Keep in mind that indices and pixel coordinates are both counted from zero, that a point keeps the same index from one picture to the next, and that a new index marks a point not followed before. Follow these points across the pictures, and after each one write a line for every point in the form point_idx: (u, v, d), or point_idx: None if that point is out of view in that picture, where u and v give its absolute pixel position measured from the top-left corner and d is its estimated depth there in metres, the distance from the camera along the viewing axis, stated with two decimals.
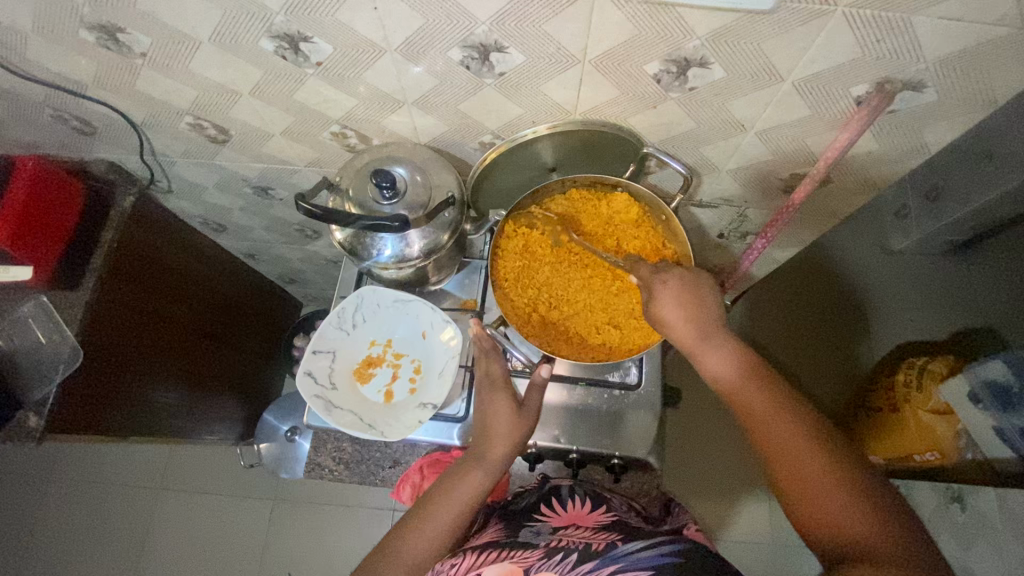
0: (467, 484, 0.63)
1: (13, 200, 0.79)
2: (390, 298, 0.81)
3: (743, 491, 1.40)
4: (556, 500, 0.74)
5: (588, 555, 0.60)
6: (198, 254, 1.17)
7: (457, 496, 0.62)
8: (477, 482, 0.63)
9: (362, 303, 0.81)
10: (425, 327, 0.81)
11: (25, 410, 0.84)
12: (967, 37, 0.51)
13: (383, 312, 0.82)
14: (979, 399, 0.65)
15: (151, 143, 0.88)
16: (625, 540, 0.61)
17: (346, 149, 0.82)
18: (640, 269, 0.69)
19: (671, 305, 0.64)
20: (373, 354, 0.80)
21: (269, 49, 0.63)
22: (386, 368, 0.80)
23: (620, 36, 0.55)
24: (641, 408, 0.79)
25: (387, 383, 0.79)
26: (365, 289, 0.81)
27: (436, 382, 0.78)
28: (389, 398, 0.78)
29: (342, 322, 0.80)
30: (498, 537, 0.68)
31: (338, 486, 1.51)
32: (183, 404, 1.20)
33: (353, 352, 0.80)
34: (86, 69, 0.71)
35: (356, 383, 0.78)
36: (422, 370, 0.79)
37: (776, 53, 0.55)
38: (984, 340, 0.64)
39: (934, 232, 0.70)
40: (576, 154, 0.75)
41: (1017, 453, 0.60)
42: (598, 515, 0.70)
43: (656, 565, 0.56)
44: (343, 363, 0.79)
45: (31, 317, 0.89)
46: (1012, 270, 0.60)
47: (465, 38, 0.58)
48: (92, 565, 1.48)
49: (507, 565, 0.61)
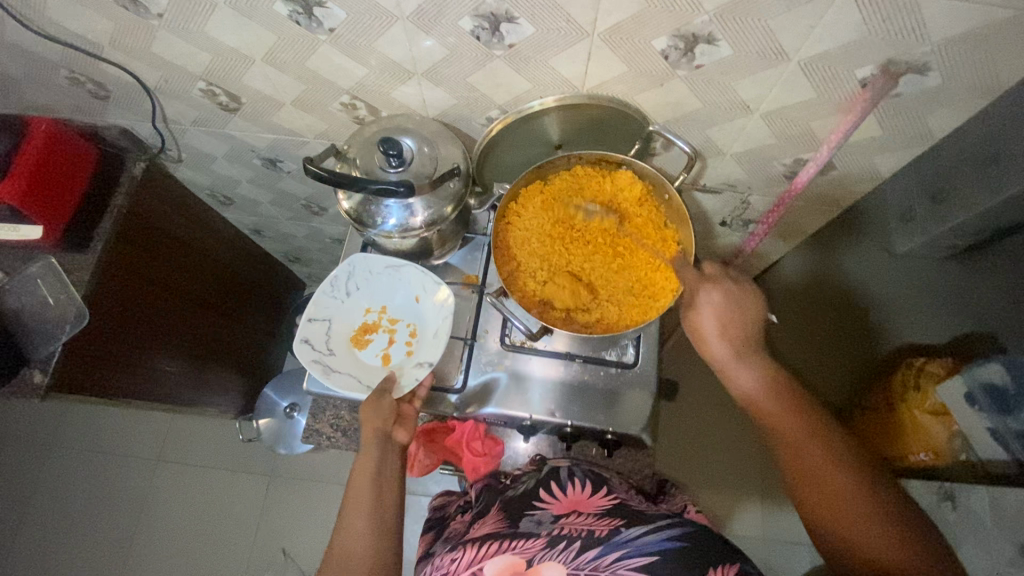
0: (362, 472, 0.67)
1: (22, 165, 0.79)
2: (382, 264, 0.83)
3: (744, 483, 1.40)
4: (555, 483, 0.73)
5: (593, 542, 0.60)
6: (205, 226, 1.18)
7: (362, 488, 0.66)
8: (368, 465, 0.68)
9: (353, 271, 0.82)
10: (418, 290, 0.82)
11: (31, 366, 0.87)
12: (972, 19, 0.52)
13: (376, 277, 0.83)
14: (974, 400, 0.69)
15: (163, 110, 0.90)
16: (628, 526, 0.62)
17: (355, 121, 0.83)
18: (686, 274, 0.67)
19: (711, 316, 0.64)
20: (369, 321, 0.81)
21: (283, 13, 0.64)
22: (383, 334, 0.81)
23: (629, 10, 0.56)
24: (637, 386, 0.80)
25: (385, 348, 0.80)
26: (357, 256, 0.82)
27: (432, 344, 0.78)
28: (388, 363, 0.78)
29: (336, 290, 0.81)
30: (498, 526, 0.67)
31: (336, 464, 1.53)
32: (186, 373, 1.22)
33: (348, 320, 0.81)
34: (103, 29, 0.72)
35: (354, 350, 0.79)
36: (417, 334, 0.80)
37: (783, 30, 0.56)
38: (983, 343, 0.67)
39: (935, 236, 0.74)
40: (582, 130, 0.76)
41: (1013, 456, 0.66)
42: (599, 500, 0.69)
43: (664, 549, 0.57)
44: (338, 330, 0.80)
45: (40, 275, 0.90)
46: (1013, 278, 0.63)
47: (477, 7, 0.58)
48: (89, 530, 1.51)
49: (510, 558, 0.61)
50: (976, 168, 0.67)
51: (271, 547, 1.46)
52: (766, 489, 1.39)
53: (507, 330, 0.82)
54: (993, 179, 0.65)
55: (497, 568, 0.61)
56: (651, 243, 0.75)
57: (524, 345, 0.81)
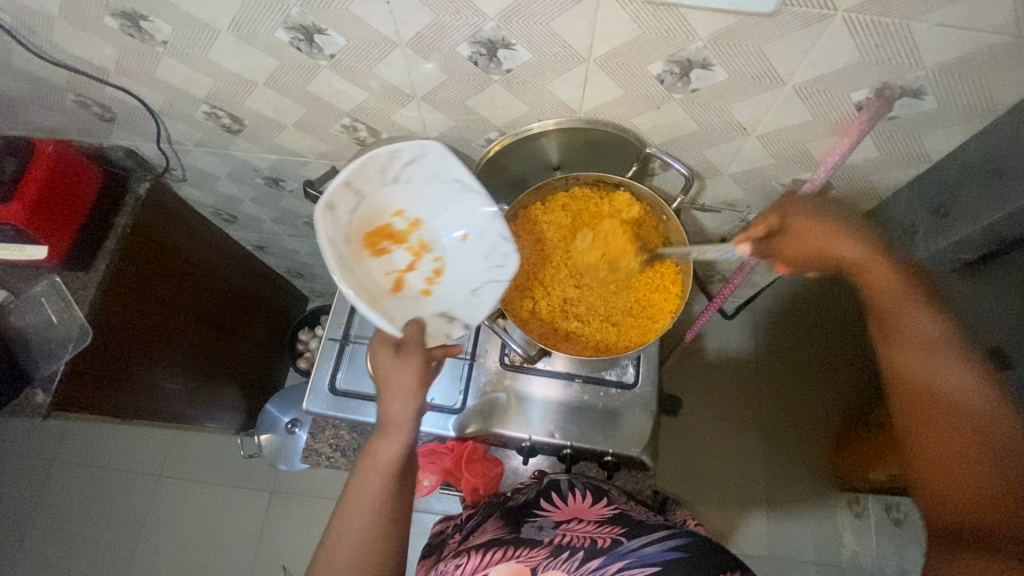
0: (379, 462, 0.59)
1: (30, 182, 0.81)
2: (456, 176, 0.65)
3: (749, 501, 1.38)
4: (556, 493, 0.73)
5: (594, 552, 0.61)
6: (210, 245, 1.19)
7: (374, 480, 0.59)
8: (389, 454, 0.59)
9: (420, 159, 0.64)
10: (472, 231, 0.68)
11: (32, 387, 0.87)
12: (963, 45, 0.52)
13: (435, 181, 0.66)
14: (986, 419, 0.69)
15: (167, 131, 0.91)
16: (629, 535, 0.62)
17: (355, 142, 0.84)
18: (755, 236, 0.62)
19: (808, 236, 0.58)
20: (394, 225, 0.68)
21: (284, 41, 0.65)
22: (403, 250, 0.69)
23: (625, 36, 0.57)
24: (637, 407, 0.80)
25: (399, 268, 0.68)
26: (432, 148, 0.63)
27: (456, 297, 0.69)
28: (397, 285, 0.68)
29: (384, 169, 0.63)
30: (501, 534, 0.67)
31: (335, 479, 1.52)
32: (187, 391, 1.22)
33: (376, 209, 0.66)
34: (109, 56, 0.74)
35: (366, 250, 0.66)
36: (440, 276, 0.69)
37: (778, 57, 0.56)
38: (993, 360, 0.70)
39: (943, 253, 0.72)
40: (580, 152, 0.76)
41: None
42: (600, 509, 0.69)
43: (664, 561, 0.57)
44: (359, 214, 0.65)
45: (43, 295, 0.91)
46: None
47: (474, 34, 0.59)
48: (91, 546, 1.51)
49: (514, 565, 0.61)
50: (976, 183, 0.66)
51: (272, 564, 1.46)
52: (771, 504, 1.37)
53: (505, 350, 0.81)
54: (996, 194, 0.64)
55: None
56: (649, 263, 0.76)
57: (524, 365, 0.81)
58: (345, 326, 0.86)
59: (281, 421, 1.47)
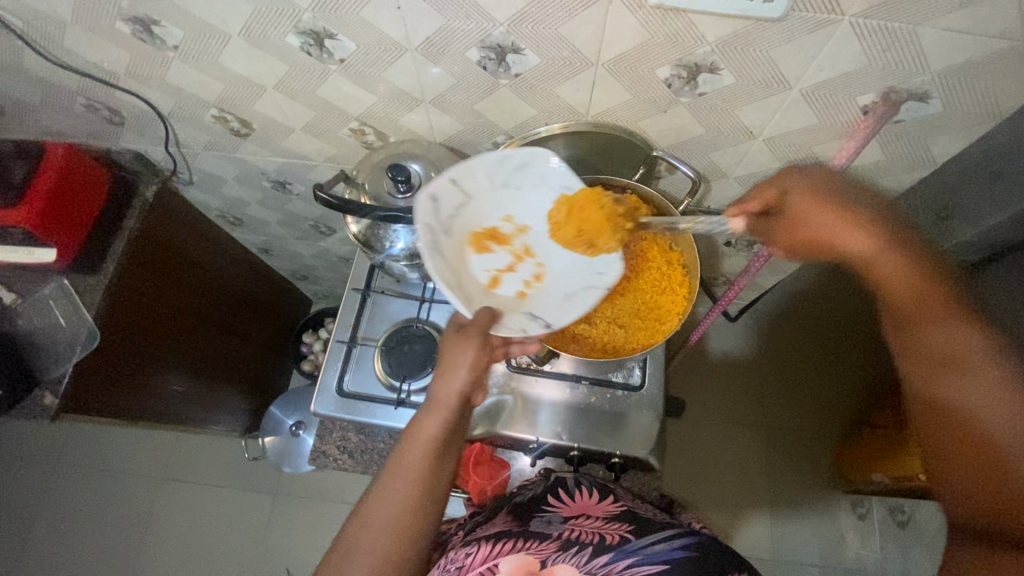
0: (423, 437, 0.59)
1: (44, 181, 0.82)
2: (563, 182, 0.67)
3: (752, 503, 1.38)
4: (563, 489, 0.74)
5: (601, 549, 0.61)
6: (216, 247, 1.20)
7: (417, 453, 0.58)
8: (434, 431, 0.59)
9: (529, 165, 0.67)
10: None
11: (41, 389, 0.87)
12: (968, 49, 0.53)
13: (541, 188, 0.68)
14: None
15: (175, 135, 0.91)
16: (636, 533, 0.62)
17: (363, 145, 0.85)
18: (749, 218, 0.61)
19: (811, 212, 0.56)
20: (500, 229, 0.70)
21: (295, 45, 0.66)
22: (506, 252, 0.70)
23: (633, 40, 0.57)
24: (643, 408, 0.80)
25: (499, 267, 0.70)
26: (542, 154, 0.66)
27: (554, 300, 0.68)
28: (495, 282, 0.69)
29: (495, 173, 0.67)
30: (509, 527, 0.68)
31: (339, 481, 1.52)
32: (192, 392, 1.22)
33: (480, 214, 0.69)
34: (119, 60, 0.75)
35: (469, 246, 0.68)
36: (540, 280, 0.70)
37: (785, 61, 0.57)
38: None
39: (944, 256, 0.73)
40: (587, 153, 0.75)
41: None
42: (607, 505, 0.70)
43: (674, 559, 0.57)
44: (468, 214, 0.68)
45: (53, 299, 0.91)
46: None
47: (484, 39, 0.60)
48: (94, 549, 1.51)
49: (525, 556, 0.61)
50: (978, 185, 0.66)
51: (275, 566, 1.46)
52: (773, 506, 1.37)
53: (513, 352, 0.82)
54: (997, 196, 0.64)
55: (512, 566, 0.61)
56: (655, 265, 0.76)
57: (531, 367, 0.82)
58: (353, 328, 0.87)
59: (285, 423, 1.48)
